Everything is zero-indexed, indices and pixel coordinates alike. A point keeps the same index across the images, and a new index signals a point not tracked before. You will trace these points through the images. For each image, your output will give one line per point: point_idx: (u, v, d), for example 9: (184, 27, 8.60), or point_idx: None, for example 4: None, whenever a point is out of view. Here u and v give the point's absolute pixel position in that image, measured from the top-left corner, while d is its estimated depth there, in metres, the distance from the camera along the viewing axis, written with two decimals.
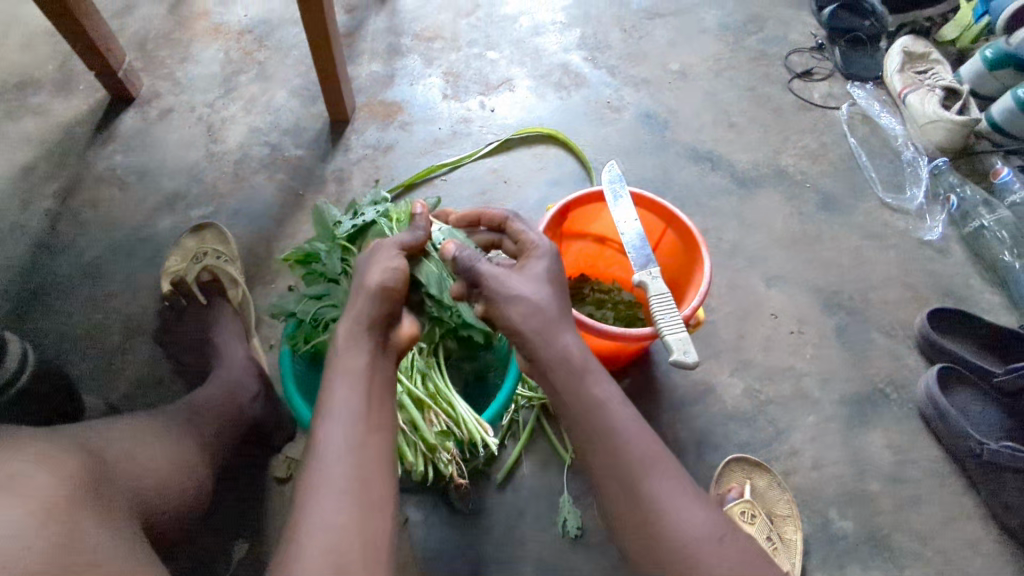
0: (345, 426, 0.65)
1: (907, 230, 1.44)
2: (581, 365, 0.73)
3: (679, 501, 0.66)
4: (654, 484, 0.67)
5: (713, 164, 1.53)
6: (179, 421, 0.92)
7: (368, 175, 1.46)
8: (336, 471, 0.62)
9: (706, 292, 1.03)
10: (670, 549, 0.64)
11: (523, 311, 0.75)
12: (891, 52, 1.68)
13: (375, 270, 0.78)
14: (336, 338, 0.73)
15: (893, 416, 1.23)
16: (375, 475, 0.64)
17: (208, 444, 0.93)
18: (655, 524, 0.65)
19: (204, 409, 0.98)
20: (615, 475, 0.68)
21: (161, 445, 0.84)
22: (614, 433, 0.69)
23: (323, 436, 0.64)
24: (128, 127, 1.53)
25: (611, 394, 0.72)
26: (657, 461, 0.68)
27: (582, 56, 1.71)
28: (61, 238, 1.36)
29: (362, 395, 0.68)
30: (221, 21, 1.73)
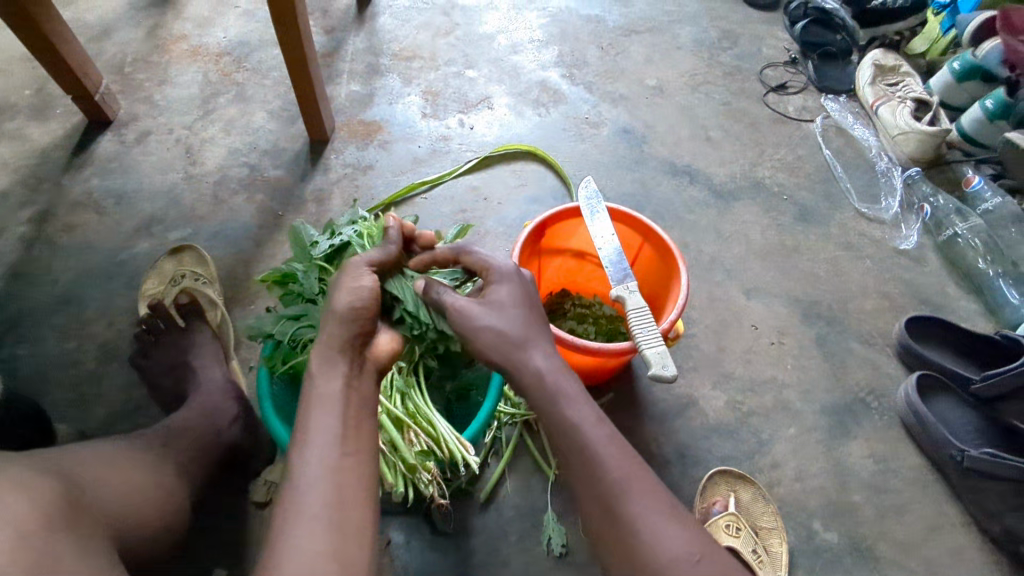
0: (321, 451, 0.64)
1: (883, 240, 1.46)
2: (554, 388, 0.73)
3: (657, 521, 0.65)
4: (630, 505, 0.65)
5: (691, 177, 1.54)
6: (157, 446, 0.92)
7: (348, 194, 1.46)
8: (312, 499, 0.60)
9: (683, 306, 1.04)
10: (647, 570, 0.63)
11: (487, 339, 0.77)
12: (863, 65, 1.71)
13: (345, 291, 0.77)
14: (309, 365, 0.71)
15: (875, 425, 1.24)
16: (356, 498, 0.62)
17: (185, 468, 0.93)
18: (633, 544, 0.64)
19: (181, 434, 0.97)
20: (594, 497, 0.67)
21: (138, 468, 0.83)
22: (590, 455, 0.68)
23: (300, 464, 0.63)
24: (106, 151, 1.52)
25: (585, 415, 0.71)
26: (634, 481, 0.67)
27: (560, 73, 1.73)
28: (37, 264, 1.34)
29: (338, 419, 0.67)
30: (199, 44, 1.73)
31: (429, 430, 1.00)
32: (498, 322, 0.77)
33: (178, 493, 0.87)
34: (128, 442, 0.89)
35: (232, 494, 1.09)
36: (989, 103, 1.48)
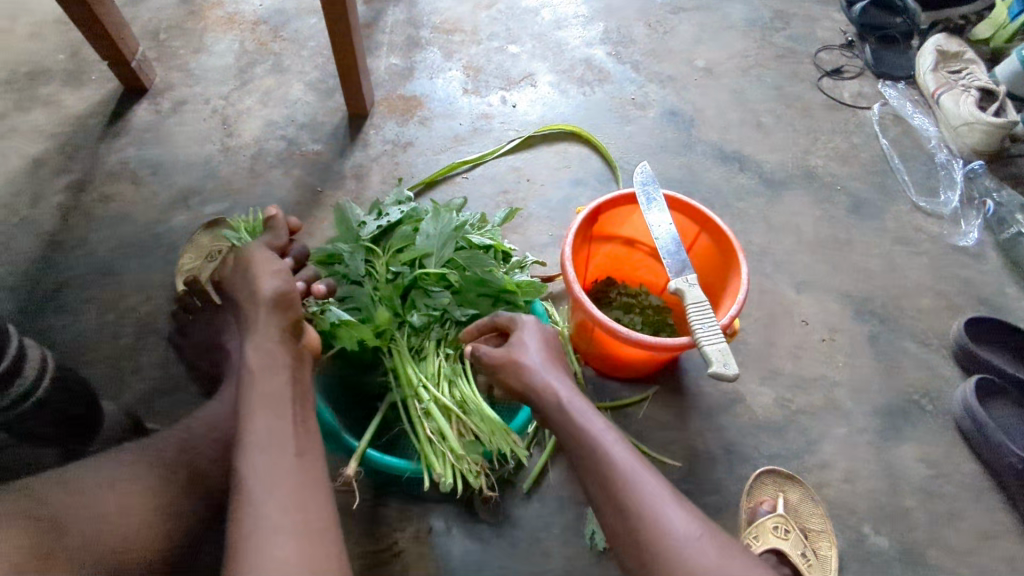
0: (266, 459, 0.65)
1: (940, 235, 1.41)
2: (569, 399, 0.80)
3: (664, 503, 0.69)
4: (637, 491, 0.70)
5: (741, 164, 1.49)
6: (169, 453, 0.79)
7: (387, 171, 1.42)
8: (269, 508, 0.61)
9: (744, 301, 0.99)
10: (662, 556, 0.66)
11: (514, 367, 0.85)
12: (925, 50, 1.63)
13: (267, 286, 0.82)
14: (250, 362, 0.76)
15: (928, 428, 1.20)
16: (307, 498, 0.64)
17: (201, 477, 0.80)
18: (642, 532, 0.67)
19: (199, 437, 0.83)
20: (603, 493, 0.72)
21: (139, 485, 0.74)
22: (597, 452, 0.74)
23: (250, 473, 0.64)
24: (141, 120, 1.49)
25: (594, 418, 0.77)
26: (638, 471, 0.72)
27: (605, 51, 1.67)
28: (73, 234, 1.32)
29: (285, 415, 0.71)
30: (235, 11, 1.69)
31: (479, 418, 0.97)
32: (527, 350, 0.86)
33: (187, 510, 0.77)
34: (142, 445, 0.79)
35: None
36: None
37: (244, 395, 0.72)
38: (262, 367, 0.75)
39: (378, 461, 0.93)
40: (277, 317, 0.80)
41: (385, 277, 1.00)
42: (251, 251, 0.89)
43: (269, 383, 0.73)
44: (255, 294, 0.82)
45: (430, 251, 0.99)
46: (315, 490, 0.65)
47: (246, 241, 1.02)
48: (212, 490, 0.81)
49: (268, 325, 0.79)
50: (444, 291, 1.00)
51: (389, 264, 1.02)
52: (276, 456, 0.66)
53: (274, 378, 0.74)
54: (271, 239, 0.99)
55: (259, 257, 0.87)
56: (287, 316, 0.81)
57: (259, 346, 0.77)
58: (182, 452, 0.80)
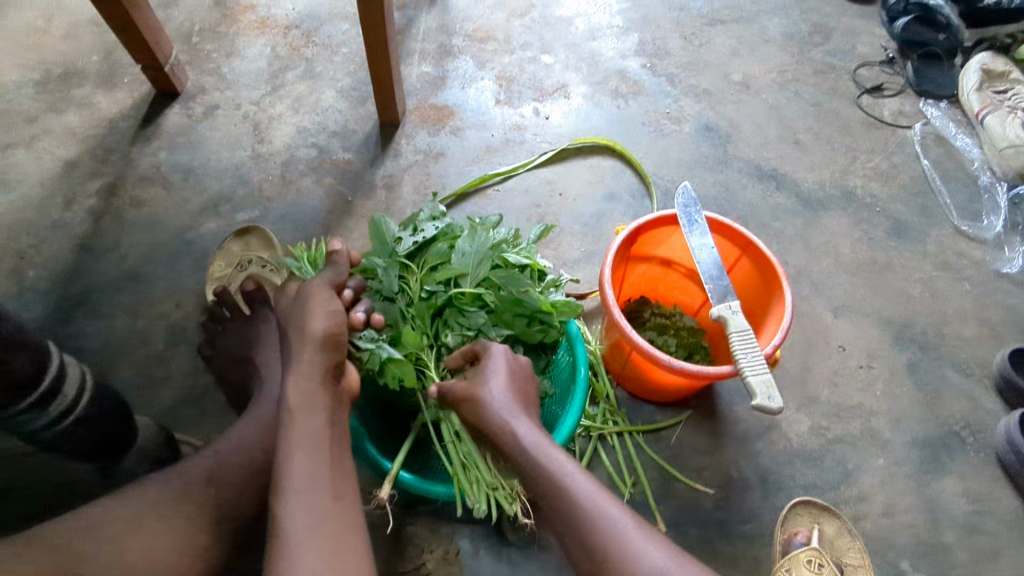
0: (304, 502, 0.66)
1: (983, 261, 1.37)
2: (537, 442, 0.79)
3: (633, 539, 0.70)
4: (602, 530, 0.71)
5: (777, 183, 1.46)
6: (195, 486, 0.78)
7: (419, 182, 1.41)
8: (305, 555, 0.61)
9: (787, 330, 0.96)
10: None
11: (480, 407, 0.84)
12: (968, 68, 1.60)
13: (318, 323, 0.79)
14: (290, 402, 0.75)
15: (969, 461, 1.16)
16: (344, 544, 0.64)
17: (226, 509, 0.79)
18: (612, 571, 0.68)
19: (229, 459, 0.83)
20: (571, 534, 0.73)
21: (166, 523, 0.73)
22: (562, 492, 0.74)
23: (286, 516, 0.64)
24: (173, 124, 1.48)
25: (559, 458, 0.77)
26: (602, 509, 0.72)
27: (639, 63, 1.64)
28: (105, 238, 1.32)
29: (322, 460, 0.70)
30: (267, 15, 1.68)
31: None
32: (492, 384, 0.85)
33: (212, 545, 0.75)
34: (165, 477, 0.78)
35: None
36: None
37: (283, 435, 0.72)
38: (305, 406, 0.74)
39: (410, 483, 0.92)
40: (323, 356, 0.78)
41: (419, 296, 0.99)
42: (306, 285, 0.87)
43: (310, 424, 0.73)
44: (303, 328, 0.80)
45: (466, 271, 0.98)
46: (352, 536, 0.65)
47: (308, 274, 1.04)
48: (238, 521, 0.80)
49: (313, 362, 0.78)
50: (480, 311, 0.98)
51: (424, 282, 1.00)
52: (314, 501, 0.66)
53: (312, 417, 0.74)
54: (333, 275, 0.93)
55: (317, 292, 0.84)
56: (334, 356, 0.80)
57: (301, 385, 0.76)
58: (208, 483, 0.79)
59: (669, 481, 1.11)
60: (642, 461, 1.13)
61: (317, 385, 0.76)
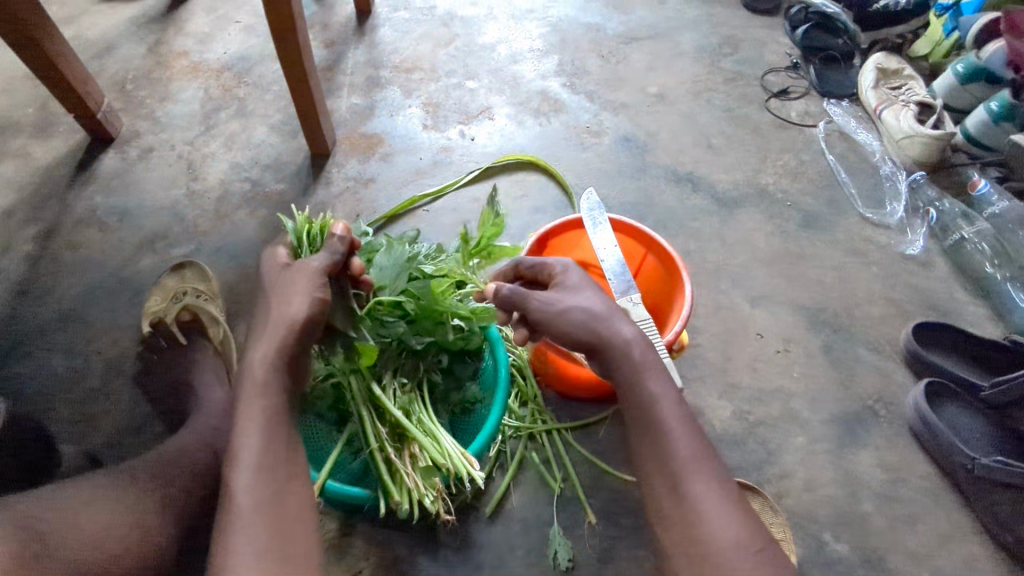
0: (256, 479, 0.66)
1: (889, 245, 1.45)
2: (641, 360, 0.75)
3: (720, 504, 0.64)
4: (695, 484, 0.66)
5: (693, 185, 1.54)
6: (144, 478, 0.89)
7: (350, 207, 1.45)
8: (248, 533, 0.62)
9: (688, 318, 1.02)
10: (705, 555, 0.62)
11: (574, 317, 0.80)
12: (866, 67, 1.72)
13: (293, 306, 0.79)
14: (257, 376, 0.73)
15: (884, 434, 1.22)
16: (291, 523, 0.64)
17: (174, 498, 0.89)
18: (694, 522, 0.64)
19: (174, 461, 0.93)
20: (660, 468, 0.68)
21: (120, 506, 0.83)
22: (661, 429, 0.70)
23: (238, 492, 0.65)
24: (108, 168, 1.52)
25: (662, 385, 0.73)
26: (700, 462, 0.67)
27: (560, 83, 1.72)
28: (42, 281, 1.34)
29: (278, 442, 0.70)
30: (200, 60, 1.74)
31: (434, 445, 0.99)
32: (590, 300, 0.81)
33: (162, 526, 0.85)
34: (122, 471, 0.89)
35: None
36: (994, 105, 1.49)
37: (243, 405, 0.72)
38: (271, 380, 0.74)
39: (335, 490, 0.95)
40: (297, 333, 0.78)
41: None
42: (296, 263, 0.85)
43: (272, 402, 0.72)
44: (282, 305, 0.79)
45: (382, 284, 1.03)
46: (300, 514, 0.66)
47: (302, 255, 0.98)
48: (187, 510, 0.90)
49: (286, 343, 0.76)
50: (399, 321, 1.01)
51: None
52: (267, 478, 0.66)
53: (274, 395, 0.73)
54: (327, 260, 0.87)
55: (304, 272, 0.84)
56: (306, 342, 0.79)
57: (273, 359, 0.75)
58: (156, 476, 0.90)
59: (600, 474, 1.15)
60: (572, 457, 1.17)
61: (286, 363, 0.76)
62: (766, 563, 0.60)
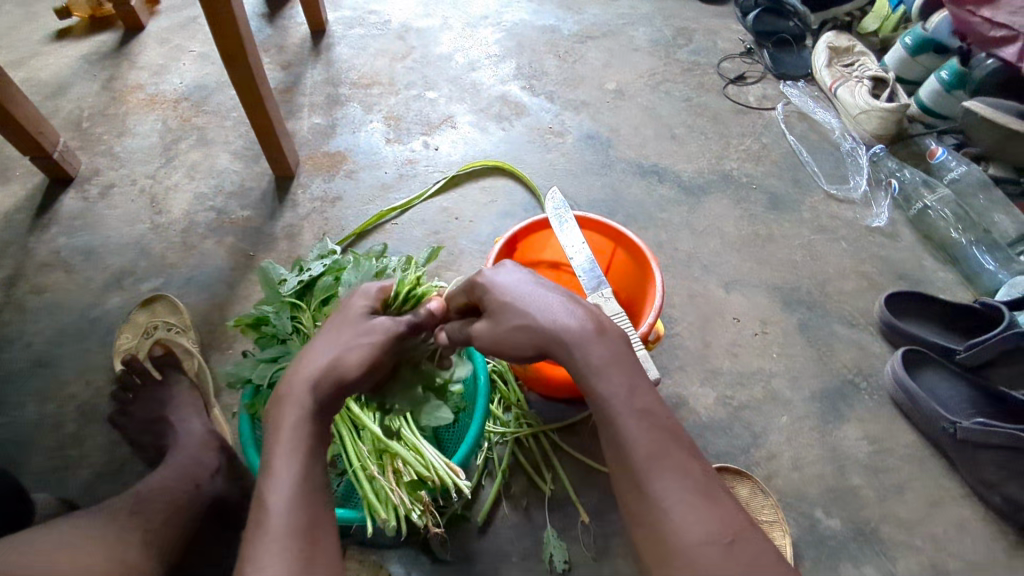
0: (293, 502, 0.63)
1: (855, 219, 1.47)
2: (588, 360, 0.66)
3: (685, 502, 0.57)
4: (658, 483, 0.59)
5: (659, 177, 1.54)
6: (123, 517, 0.87)
7: (318, 227, 1.44)
8: (284, 546, 0.60)
9: (661, 307, 1.02)
10: (671, 558, 0.56)
11: (516, 339, 0.72)
12: (818, 48, 1.75)
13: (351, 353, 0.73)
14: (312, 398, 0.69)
15: (866, 406, 1.23)
16: (321, 551, 0.61)
17: (156, 533, 0.87)
18: (658, 525, 0.57)
19: (152, 498, 0.92)
20: (620, 468, 0.62)
21: (101, 543, 0.80)
22: (615, 429, 0.63)
23: (275, 505, 0.62)
24: (70, 209, 1.50)
25: (611, 384, 0.65)
26: (661, 458, 0.60)
27: (519, 86, 1.73)
28: (8, 330, 1.32)
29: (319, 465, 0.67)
30: (156, 92, 1.73)
31: (419, 459, 0.98)
32: (529, 309, 0.71)
33: (147, 563, 0.83)
34: (99, 512, 0.86)
35: (219, 541, 1.05)
36: (944, 75, 1.53)
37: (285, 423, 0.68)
38: (320, 406, 0.70)
39: None
40: (348, 367, 0.72)
41: (314, 331, 1.02)
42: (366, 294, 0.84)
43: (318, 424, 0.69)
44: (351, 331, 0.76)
45: None
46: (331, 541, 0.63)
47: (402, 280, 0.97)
48: (169, 545, 0.88)
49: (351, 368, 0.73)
50: None
51: (317, 317, 1.04)
52: (304, 496, 0.64)
53: (318, 422, 0.70)
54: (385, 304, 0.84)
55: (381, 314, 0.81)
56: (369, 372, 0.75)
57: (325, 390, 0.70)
58: (134, 514, 0.88)
59: (588, 473, 1.15)
60: (560, 458, 1.17)
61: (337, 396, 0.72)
62: (739, 561, 0.55)
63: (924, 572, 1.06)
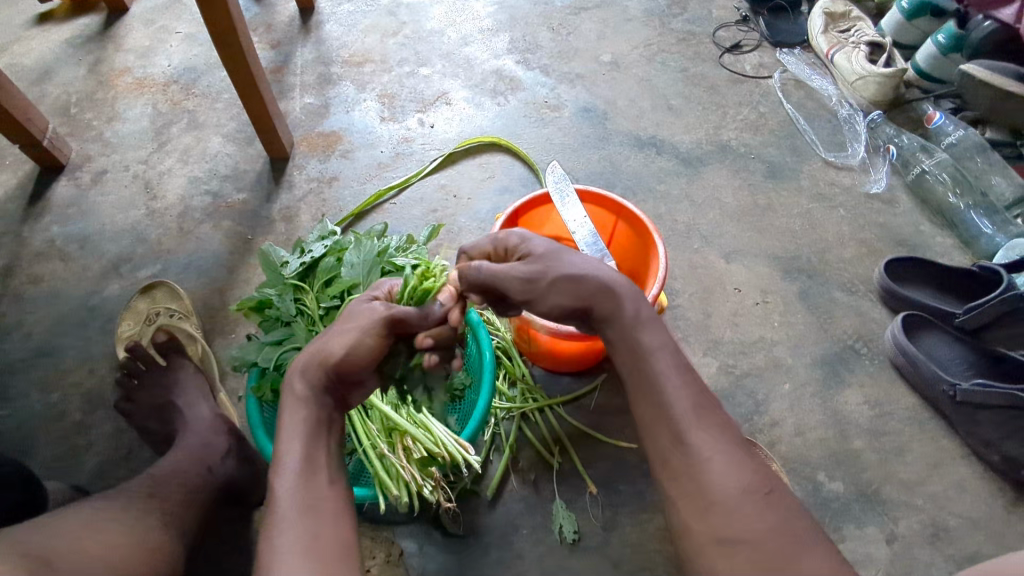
0: (297, 484, 0.65)
1: (853, 186, 1.47)
2: (635, 317, 0.73)
3: (725, 454, 0.63)
4: (699, 435, 0.65)
5: (658, 148, 1.54)
6: (136, 500, 0.87)
7: (316, 209, 1.43)
8: (293, 525, 0.62)
9: (665, 278, 1.02)
10: (708, 504, 0.61)
11: (558, 288, 0.77)
12: (814, 13, 1.73)
13: (335, 336, 0.74)
14: (300, 389, 0.71)
15: (866, 371, 1.24)
16: (332, 525, 0.63)
17: (174, 514, 0.89)
18: (697, 473, 0.63)
19: (168, 481, 0.93)
20: (660, 419, 0.67)
21: (119, 527, 0.80)
22: (659, 381, 0.68)
23: (281, 490, 0.65)
24: (62, 196, 1.48)
25: (659, 341, 0.71)
26: (701, 412, 0.66)
27: (514, 60, 1.71)
28: (6, 320, 1.31)
29: (320, 450, 0.69)
30: (144, 75, 1.70)
31: (428, 436, 0.99)
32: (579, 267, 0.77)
33: (164, 544, 0.83)
34: (112, 496, 0.87)
35: (232, 523, 1.06)
36: (941, 37, 1.53)
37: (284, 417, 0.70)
38: (312, 392, 0.71)
39: None
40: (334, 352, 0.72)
41: (317, 312, 1.01)
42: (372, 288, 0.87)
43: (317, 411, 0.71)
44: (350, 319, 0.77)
45: (356, 282, 0.99)
46: (341, 517, 0.65)
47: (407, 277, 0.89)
48: (183, 527, 0.89)
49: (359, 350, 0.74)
50: None
51: (320, 299, 1.03)
52: (307, 479, 0.66)
53: (317, 409, 0.71)
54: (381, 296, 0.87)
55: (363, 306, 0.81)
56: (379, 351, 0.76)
57: (314, 375, 0.72)
58: (150, 496, 0.89)
59: (595, 445, 1.16)
60: (566, 430, 1.17)
61: (332, 378, 0.73)
62: (772, 508, 0.60)
63: (925, 531, 1.08)
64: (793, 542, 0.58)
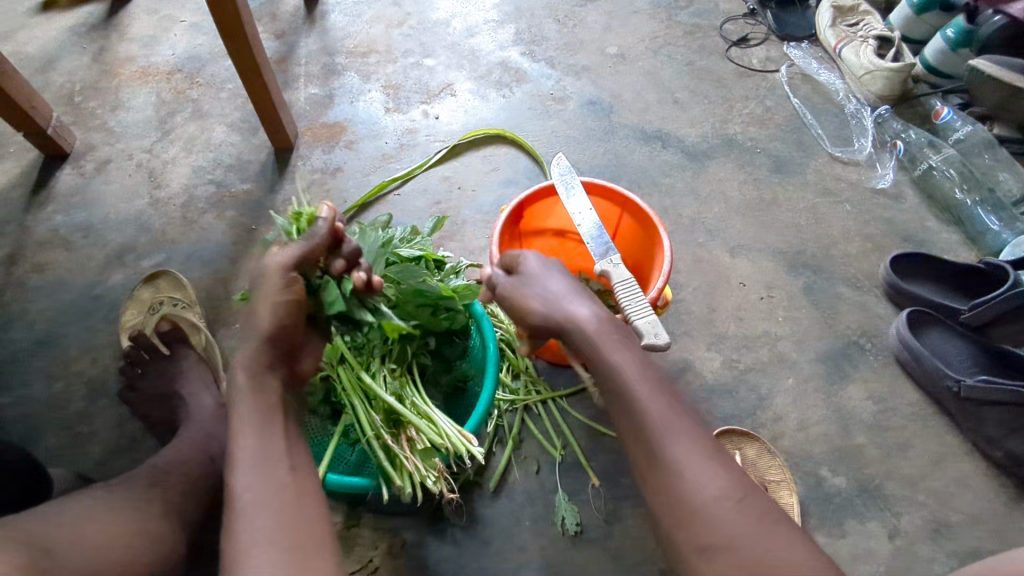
0: (255, 476, 0.65)
1: (860, 181, 1.47)
2: (602, 337, 0.75)
3: (699, 462, 0.64)
4: (672, 446, 0.65)
5: (663, 142, 1.53)
6: (139, 490, 0.87)
7: (320, 200, 1.43)
8: (259, 517, 0.62)
9: (670, 271, 1.02)
10: (687, 514, 0.61)
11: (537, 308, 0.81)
12: (822, 7, 1.72)
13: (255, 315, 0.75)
14: (240, 382, 0.73)
15: (870, 366, 1.24)
16: (295, 513, 0.63)
17: (177, 503, 0.89)
18: (673, 483, 0.63)
19: (171, 471, 0.93)
20: (634, 434, 0.68)
21: (121, 515, 0.80)
22: (629, 396, 0.70)
23: (239, 483, 0.65)
24: (65, 185, 1.48)
25: (626, 356, 0.73)
26: (673, 422, 0.67)
27: (519, 52, 1.70)
28: (10, 309, 1.31)
29: (275, 438, 0.70)
30: (148, 64, 1.69)
31: (431, 427, 0.98)
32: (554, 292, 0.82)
33: (166, 533, 0.83)
34: (115, 485, 0.87)
35: None
36: (950, 33, 1.51)
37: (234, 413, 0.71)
38: (253, 383, 0.73)
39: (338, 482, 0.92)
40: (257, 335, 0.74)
41: None
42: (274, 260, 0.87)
43: (263, 401, 0.72)
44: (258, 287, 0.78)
45: None
46: (306, 504, 0.65)
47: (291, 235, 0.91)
48: (185, 516, 0.89)
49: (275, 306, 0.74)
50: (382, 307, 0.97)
51: None
52: (266, 470, 0.66)
53: (263, 396, 0.73)
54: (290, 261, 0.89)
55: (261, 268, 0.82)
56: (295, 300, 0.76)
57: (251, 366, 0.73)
58: (153, 486, 0.89)
59: (597, 438, 1.16)
60: (568, 423, 1.17)
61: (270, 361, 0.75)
62: (750, 511, 0.60)
63: (927, 526, 1.08)
64: (773, 545, 0.58)
